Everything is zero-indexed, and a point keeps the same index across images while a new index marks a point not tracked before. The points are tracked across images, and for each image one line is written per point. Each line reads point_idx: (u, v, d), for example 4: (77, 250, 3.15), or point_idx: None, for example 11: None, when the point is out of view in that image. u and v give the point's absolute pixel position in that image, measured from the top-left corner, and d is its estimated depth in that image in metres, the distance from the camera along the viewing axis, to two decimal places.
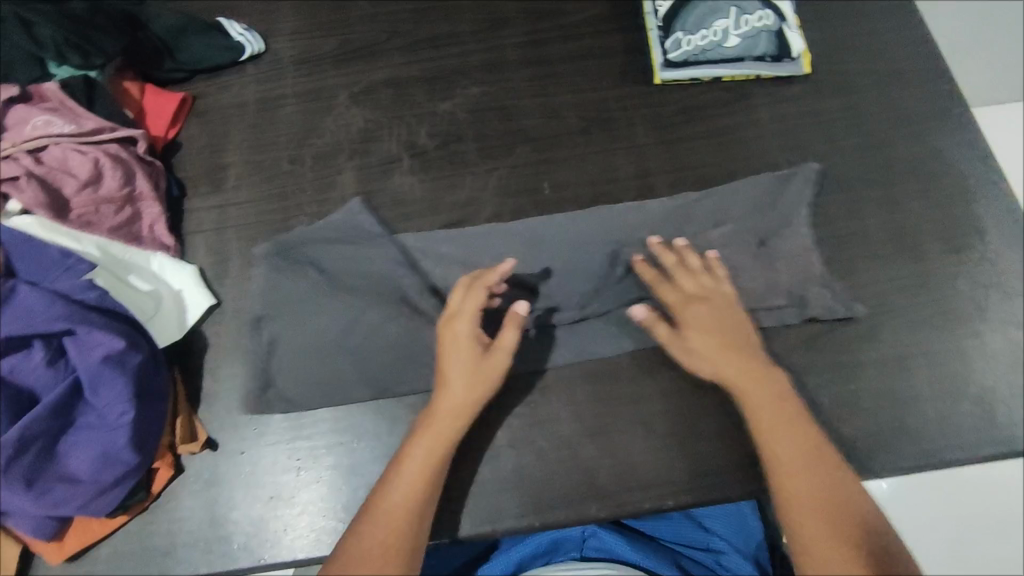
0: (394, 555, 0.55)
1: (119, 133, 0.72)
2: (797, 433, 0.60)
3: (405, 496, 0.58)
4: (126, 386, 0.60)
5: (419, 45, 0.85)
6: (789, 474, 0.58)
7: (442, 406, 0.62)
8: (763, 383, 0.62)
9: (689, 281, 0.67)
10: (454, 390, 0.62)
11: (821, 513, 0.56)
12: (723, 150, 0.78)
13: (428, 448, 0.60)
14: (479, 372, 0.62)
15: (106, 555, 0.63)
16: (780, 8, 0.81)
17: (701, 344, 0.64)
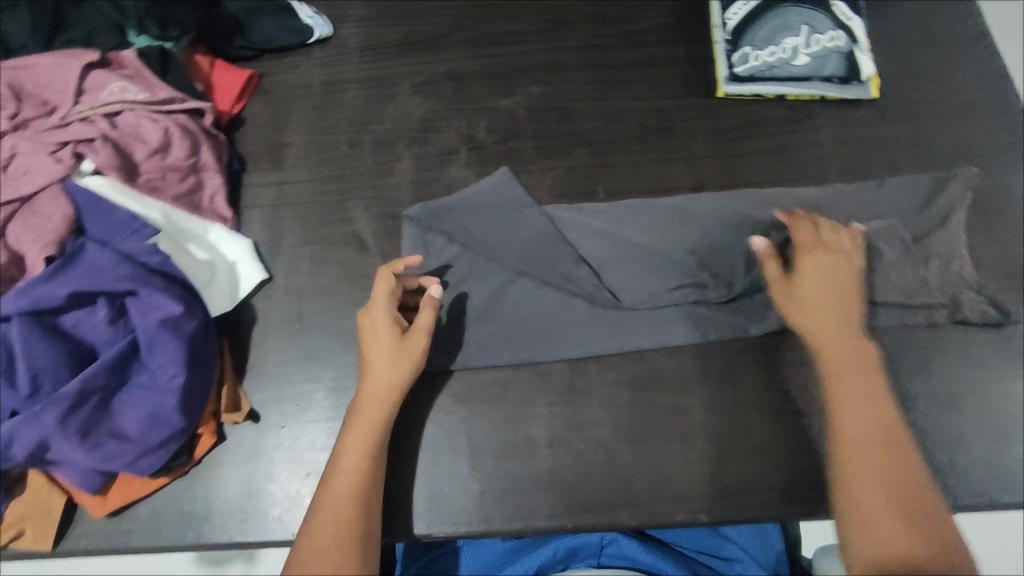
0: (347, 545, 0.53)
1: (189, 104, 0.73)
2: (871, 398, 0.59)
3: (349, 483, 0.57)
4: (180, 350, 0.61)
5: (484, 41, 0.85)
6: (857, 440, 0.57)
7: (371, 394, 0.61)
8: (852, 350, 0.62)
9: (822, 236, 0.67)
10: (378, 375, 0.62)
11: (886, 486, 0.55)
12: (782, 168, 0.77)
13: (363, 433, 0.59)
14: (400, 356, 0.62)
15: (145, 514, 0.64)
16: (852, 30, 0.79)
17: (812, 296, 0.64)
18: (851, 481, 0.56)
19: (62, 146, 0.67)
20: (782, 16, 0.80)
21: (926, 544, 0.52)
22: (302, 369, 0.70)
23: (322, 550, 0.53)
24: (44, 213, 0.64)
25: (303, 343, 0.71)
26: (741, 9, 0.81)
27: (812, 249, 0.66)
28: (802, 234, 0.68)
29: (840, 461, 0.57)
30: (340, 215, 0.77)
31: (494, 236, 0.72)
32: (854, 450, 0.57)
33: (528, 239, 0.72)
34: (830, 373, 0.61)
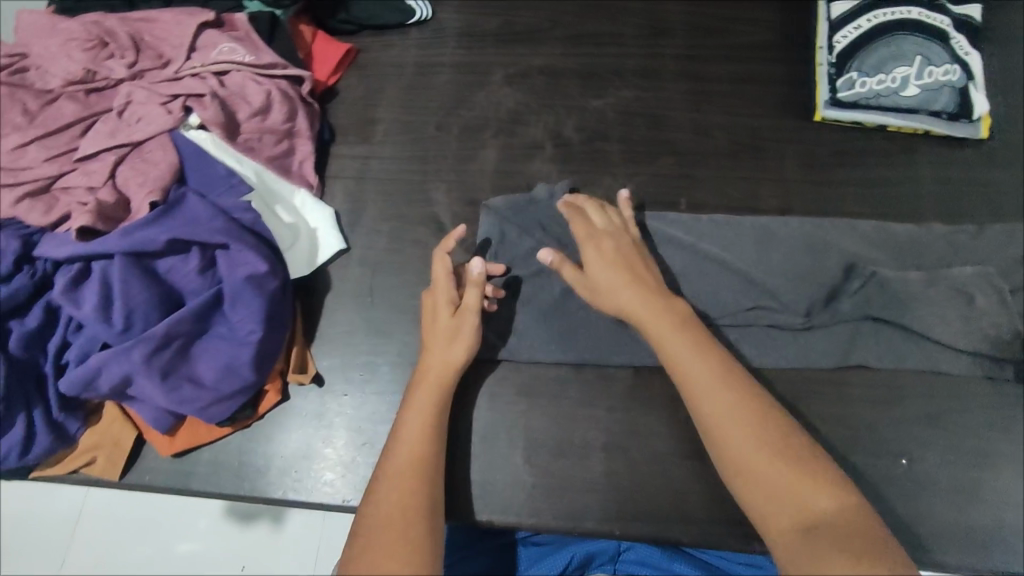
0: (413, 517, 0.53)
1: (290, 71, 0.75)
2: (700, 351, 0.54)
3: (410, 457, 0.57)
4: (261, 307, 0.63)
5: (580, 39, 0.85)
6: (709, 390, 0.52)
7: (428, 373, 0.62)
8: (659, 309, 0.57)
9: (595, 224, 0.65)
10: (435, 354, 0.62)
11: (750, 429, 0.50)
12: (875, 200, 0.75)
13: (420, 408, 0.60)
14: (455, 335, 0.63)
15: (208, 459, 0.66)
16: (969, 66, 0.76)
17: (603, 279, 0.61)
18: (716, 431, 0.51)
19: (173, 98, 0.70)
20: (895, 43, 0.77)
21: (826, 490, 0.47)
22: (369, 341, 0.71)
23: (387, 520, 0.52)
24: (151, 160, 0.66)
25: (372, 316, 0.72)
26: (851, 33, 0.78)
27: (593, 236, 0.63)
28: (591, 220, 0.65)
29: (703, 412, 0.52)
30: (420, 195, 0.78)
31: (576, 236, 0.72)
32: (706, 398, 0.52)
33: None
34: (656, 337, 0.56)
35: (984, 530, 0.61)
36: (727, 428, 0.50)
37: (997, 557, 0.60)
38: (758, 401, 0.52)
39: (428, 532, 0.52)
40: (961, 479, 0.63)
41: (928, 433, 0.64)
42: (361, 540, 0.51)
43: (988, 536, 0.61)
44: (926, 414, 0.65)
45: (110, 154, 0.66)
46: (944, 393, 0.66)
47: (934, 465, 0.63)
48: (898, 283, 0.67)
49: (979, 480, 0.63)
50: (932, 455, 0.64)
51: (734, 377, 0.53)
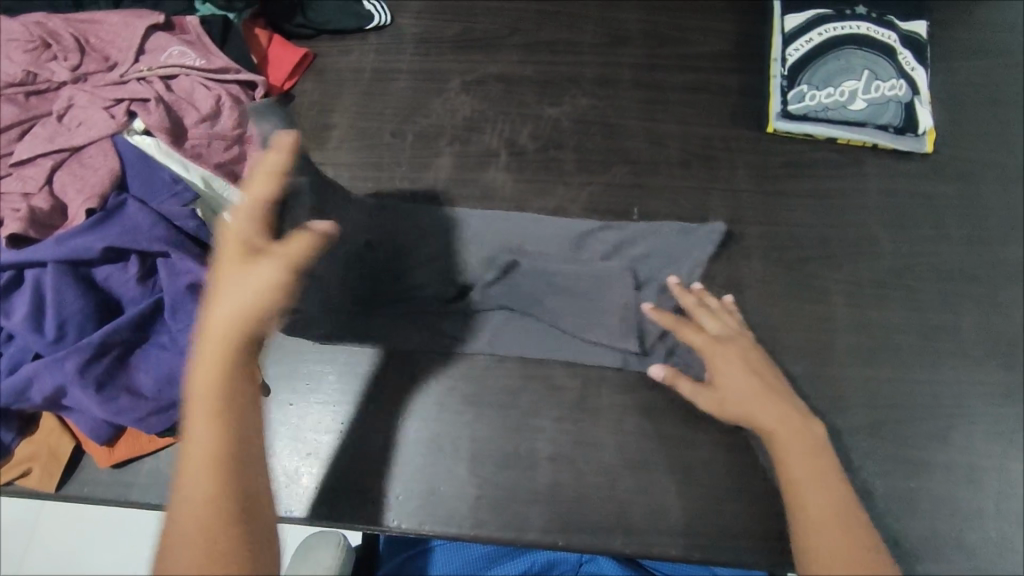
0: (222, 504, 0.50)
1: (243, 76, 0.75)
2: (819, 475, 0.56)
3: (208, 440, 0.51)
4: None
5: (537, 47, 0.85)
6: (820, 522, 0.54)
7: (213, 328, 0.53)
8: (798, 432, 0.58)
9: (716, 328, 0.65)
10: (218, 312, 0.53)
11: (849, 559, 0.52)
12: (824, 212, 0.75)
13: (207, 381, 0.53)
14: (259, 291, 0.52)
15: (148, 471, 0.65)
16: (915, 81, 0.77)
17: (734, 383, 0.61)
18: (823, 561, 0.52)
19: (117, 103, 0.68)
20: (844, 57, 0.78)
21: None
22: (318, 349, 0.70)
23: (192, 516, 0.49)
24: (91, 166, 0.65)
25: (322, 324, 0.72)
26: (802, 46, 0.79)
27: (719, 340, 0.64)
28: (707, 321, 0.66)
29: (804, 538, 0.54)
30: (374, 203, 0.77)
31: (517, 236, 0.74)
32: (819, 527, 0.54)
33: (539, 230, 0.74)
34: (780, 454, 0.58)
35: (920, 538, 0.62)
36: (821, 550, 0.53)
37: (931, 564, 0.61)
38: (860, 538, 0.53)
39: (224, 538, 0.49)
40: (898, 489, 0.64)
41: (867, 442, 0.65)
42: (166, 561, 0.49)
43: (925, 545, 0.62)
44: (867, 423, 0.66)
45: (48, 159, 0.65)
46: (886, 403, 0.67)
47: (873, 475, 0.64)
48: (816, 302, 0.71)
49: (915, 490, 0.64)
50: (869, 465, 0.65)
51: (846, 501, 0.55)
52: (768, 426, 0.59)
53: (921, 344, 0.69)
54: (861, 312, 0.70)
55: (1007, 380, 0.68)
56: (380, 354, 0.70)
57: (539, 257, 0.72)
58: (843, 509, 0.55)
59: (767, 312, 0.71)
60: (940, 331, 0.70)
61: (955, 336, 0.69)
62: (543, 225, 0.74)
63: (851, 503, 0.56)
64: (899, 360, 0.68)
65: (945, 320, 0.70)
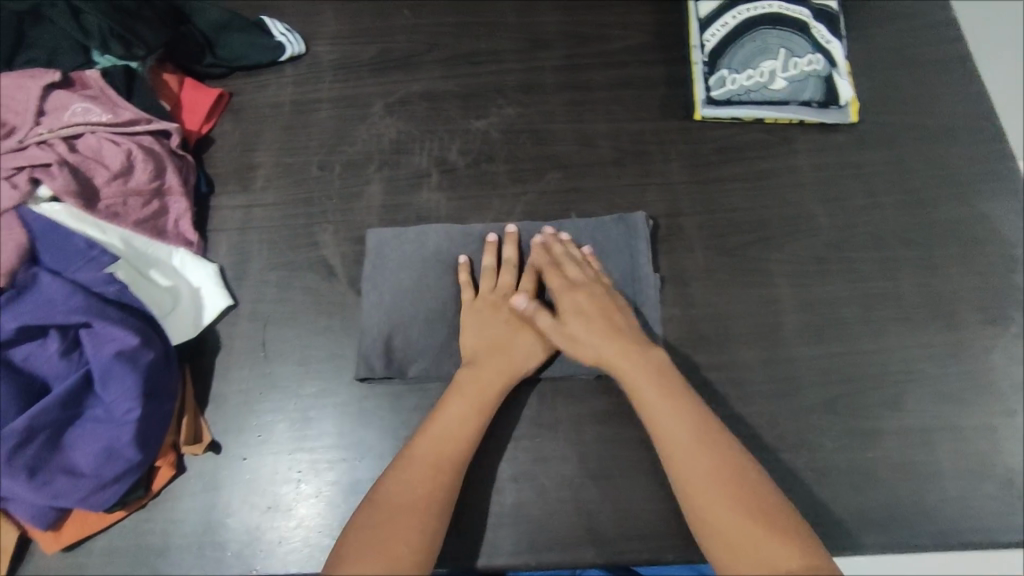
0: (445, 469, 0.57)
1: (154, 126, 0.72)
2: (674, 407, 0.57)
3: (454, 430, 0.59)
4: (136, 383, 0.59)
5: (457, 60, 0.84)
6: (681, 450, 0.55)
7: (484, 366, 0.63)
8: (637, 363, 0.60)
9: (573, 276, 0.66)
10: (501, 354, 0.64)
11: (719, 479, 0.53)
12: (759, 194, 0.76)
13: (473, 392, 0.62)
14: (538, 336, 0.65)
15: (101, 548, 0.63)
16: (831, 54, 0.78)
17: (584, 332, 0.63)
18: (694, 493, 0.53)
19: (17, 171, 0.65)
20: (760, 38, 0.78)
21: (799, 553, 0.48)
22: (265, 398, 0.68)
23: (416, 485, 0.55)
24: None
25: (266, 371, 0.70)
26: (718, 31, 0.79)
27: (572, 286, 0.65)
28: (566, 271, 0.67)
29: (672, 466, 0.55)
30: (307, 240, 0.75)
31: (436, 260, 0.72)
32: (681, 459, 0.54)
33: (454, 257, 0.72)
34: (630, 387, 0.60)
35: (884, 508, 0.63)
36: (681, 470, 0.54)
37: (897, 532, 0.62)
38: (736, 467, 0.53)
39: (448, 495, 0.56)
40: (858, 461, 0.64)
41: (824, 419, 0.66)
42: (361, 523, 0.53)
43: (889, 514, 0.63)
44: (821, 400, 0.66)
45: None
46: (837, 377, 0.67)
47: (833, 451, 0.65)
48: (761, 286, 0.71)
49: (876, 460, 0.64)
50: (828, 441, 0.65)
51: (708, 426, 0.56)
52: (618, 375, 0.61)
53: (866, 315, 0.70)
54: (803, 290, 0.71)
55: (952, 339, 0.69)
56: (332, 395, 0.68)
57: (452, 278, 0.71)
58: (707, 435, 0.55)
59: (711, 303, 0.71)
60: (882, 298, 0.70)
61: (898, 303, 0.70)
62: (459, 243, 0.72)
63: (715, 426, 0.57)
64: (846, 333, 0.69)
65: (886, 288, 0.71)
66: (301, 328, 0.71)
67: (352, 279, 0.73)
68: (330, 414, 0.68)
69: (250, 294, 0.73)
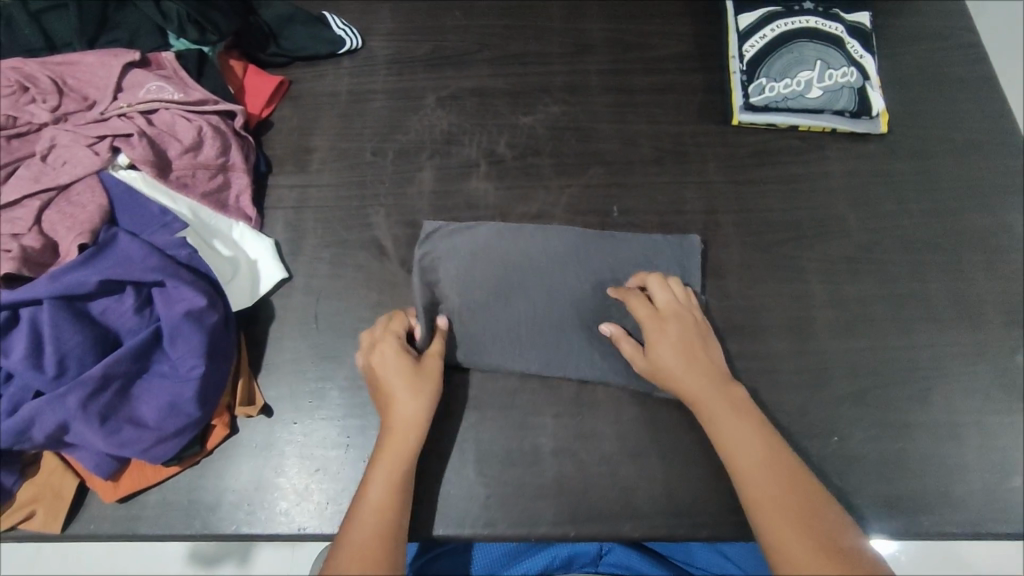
0: (387, 530, 0.56)
1: (221, 106, 0.76)
2: (746, 434, 0.59)
3: (382, 498, 0.58)
4: (201, 342, 0.63)
5: (506, 60, 0.88)
6: (752, 475, 0.57)
7: (393, 430, 0.62)
8: (715, 392, 0.62)
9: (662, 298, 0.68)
10: (401, 409, 0.62)
11: (792, 508, 0.54)
12: (793, 197, 0.79)
13: (390, 458, 0.60)
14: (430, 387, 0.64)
15: (155, 501, 0.65)
16: (865, 68, 0.82)
17: (667, 358, 0.64)
18: (768, 523, 0.54)
19: (100, 140, 0.70)
20: (797, 50, 0.82)
21: None
22: (317, 367, 0.71)
23: (355, 558, 0.53)
24: (79, 203, 0.66)
25: (318, 342, 0.73)
26: (758, 42, 0.83)
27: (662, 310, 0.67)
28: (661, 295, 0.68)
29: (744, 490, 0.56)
30: (360, 220, 0.79)
31: (491, 255, 0.74)
32: (751, 484, 0.56)
33: None
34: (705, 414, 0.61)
35: (911, 496, 0.65)
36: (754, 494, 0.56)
37: (924, 519, 0.64)
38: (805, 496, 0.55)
39: (396, 556, 0.55)
40: (887, 451, 0.67)
41: (853, 409, 0.68)
42: None
43: (916, 501, 0.65)
44: (851, 391, 0.69)
45: (35, 200, 0.65)
46: (866, 371, 0.70)
47: (862, 440, 0.67)
48: (795, 281, 0.74)
49: (904, 451, 0.67)
50: (857, 431, 0.68)
51: (782, 455, 0.58)
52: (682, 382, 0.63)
53: (894, 313, 0.73)
54: (835, 288, 0.74)
55: (978, 339, 0.72)
56: None
57: (507, 273, 0.73)
58: (780, 462, 0.57)
59: (746, 296, 0.74)
60: (910, 298, 0.73)
61: (926, 304, 0.73)
62: (517, 239, 0.75)
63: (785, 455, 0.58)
64: (874, 330, 0.72)
65: (914, 289, 0.74)
66: (353, 303, 0.75)
67: (402, 259, 0.77)
68: None
69: (304, 269, 0.77)
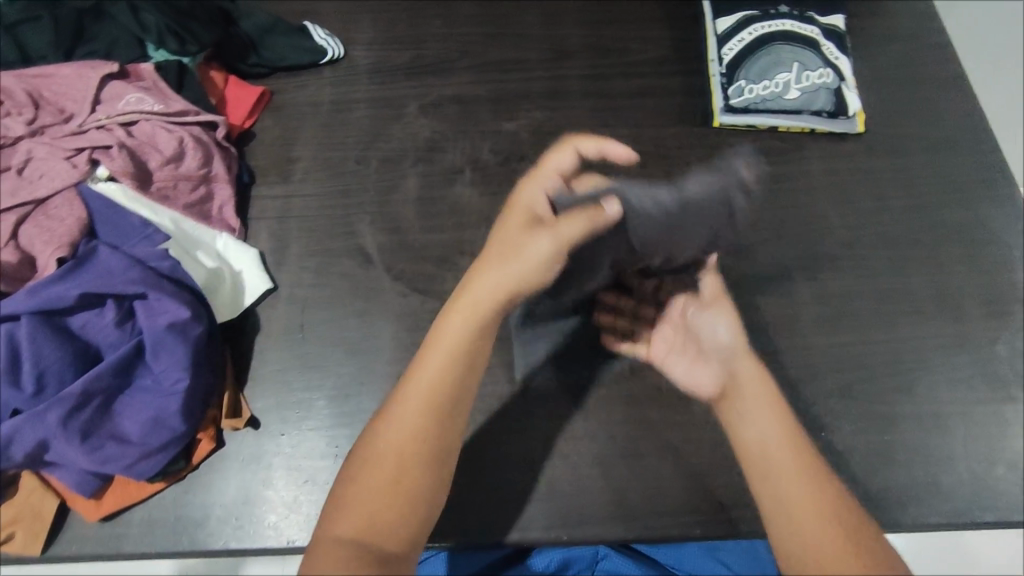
0: (432, 416, 0.56)
1: (203, 117, 0.75)
2: (801, 469, 0.55)
3: (439, 378, 0.57)
4: (185, 354, 0.62)
5: (487, 67, 0.89)
6: (800, 513, 0.53)
7: (472, 294, 0.59)
8: (778, 421, 0.58)
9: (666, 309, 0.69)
10: (495, 270, 0.59)
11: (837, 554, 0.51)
12: (775, 196, 0.80)
13: (463, 320, 0.58)
14: (544, 254, 0.58)
15: (139, 519, 0.64)
16: (840, 69, 0.84)
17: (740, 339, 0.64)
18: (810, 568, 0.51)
19: (78, 152, 0.69)
20: (774, 52, 0.84)
21: None
22: (304, 377, 0.71)
23: (384, 457, 0.54)
24: (57, 217, 0.65)
25: (304, 352, 0.72)
26: (736, 45, 0.85)
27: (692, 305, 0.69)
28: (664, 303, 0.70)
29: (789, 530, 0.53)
30: (345, 229, 0.79)
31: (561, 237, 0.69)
32: (800, 522, 0.53)
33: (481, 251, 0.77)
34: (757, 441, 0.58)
35: (900, 488, 0.66)
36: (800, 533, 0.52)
37: (913, 511, 0.65)
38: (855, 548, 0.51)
39: (435, 445, 0.55)
40: (875, 443, 0.67)
41: (840, 404, 0.69)
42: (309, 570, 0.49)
43: (905, 493, 0.66)
44: (838, 386, 0.70)
45: (10, 214, 0.64)
46: (852, 366, 0.71)
47: (850, 434, 0.68)
48: (779, 279, 0.75)
49: (891, 443, 0.67)
50: (845, 425, 0.68)
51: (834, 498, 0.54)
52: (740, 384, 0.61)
53: (877, 308, 0.74)
54: (818, 284, 0.75)
55: (958, 331, 0.73)
56: (369, 376, 0.71)
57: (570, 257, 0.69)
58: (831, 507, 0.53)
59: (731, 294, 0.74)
60: (892, 292, 0.75)
61: (907, 298, 0.74)
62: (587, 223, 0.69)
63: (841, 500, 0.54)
64: (858, 325, 0.73)
65: (896, 284, 0.75)
66: (339, 311, 0.74)
67: (389, 267, 0.76)
68: (368, 393, 0.70)
69: (289, 279, 0.76)
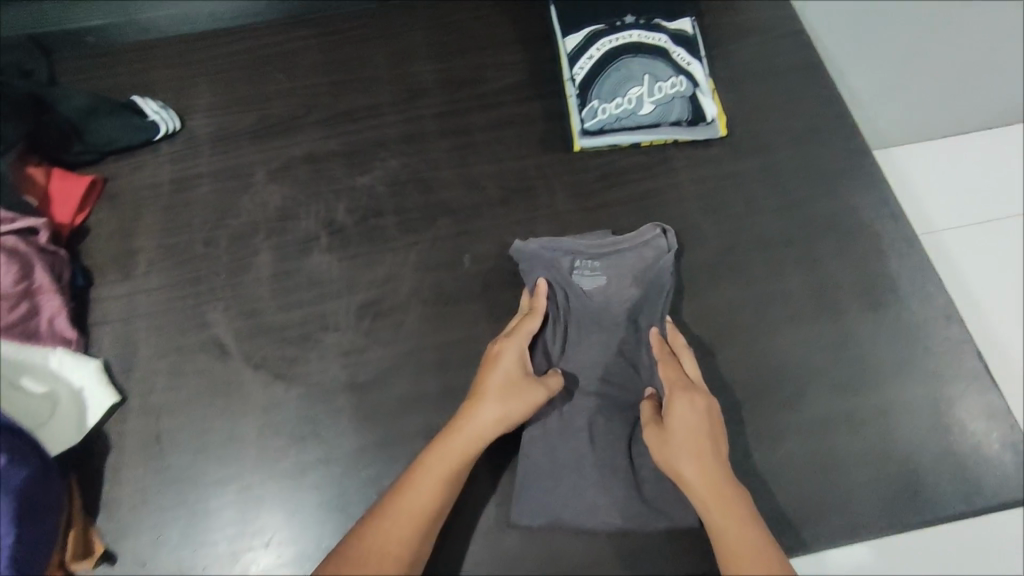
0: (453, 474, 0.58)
1: (18, 225, 0.69)
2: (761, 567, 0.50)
3: (476, 434, 0.59)
4: (7, 506, 0.56)
5: (337, 119, 0.84)
6: None
7: (501, 369, 0.62)
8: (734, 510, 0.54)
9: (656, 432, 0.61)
10: (499, 374, 0.62)
11: None
12: (644, 216, 0.78)
13: (500, 393, 0.60)
14: (523, 401, 0.61)
15: None
16: (692, 75, 0.81)
17: (684, 431, 0.58)
18: None
19: None
20: (624, 67, 0.81)
21: None
22: (163, 495, 0.65)
23: (406, 508, 0.55)
24: None
25: (162, 466, 0.66)
26: (586, 64, 0.82)
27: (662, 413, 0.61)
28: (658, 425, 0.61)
29: None
30: (196, 321, 0.73)
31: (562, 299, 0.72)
32: None
33: (344, 323, 0.72)
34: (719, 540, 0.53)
35: (796, 506, 0.65)
36: None
37: (807, 530, 0.64)
38: None
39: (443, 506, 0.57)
40: (767, 464, 0.66)
41: (730, 427, 0.67)
42: None
43: (801, 510, 0.64)
44: (726, 408, 0.68)
45: None
46: (739, 384, 0.69)
47: (741, 458, 0.66)
48: None
49: (782, 460, 0.66)
50: (735, 448, 0.66)
51: None
52: (697, 489, 0.56)
53: (758, 318, 0.72)
54: (697, 303, 0.73)
55: (840, 329, 0.71)
56: (235, 481, 0.65)
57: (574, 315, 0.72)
58: None
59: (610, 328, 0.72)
60: (772, 299, 0.73)
61: (786, 303, 0.73)
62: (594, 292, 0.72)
63: None
64: (741, 339, 0.71)
65: (774, 290, 0.73)
66: (198, 414, 0.68)
67: (248, 356, 0.71)
68: (235, 501, 0.65)
69: (139, 386, 0.70)
